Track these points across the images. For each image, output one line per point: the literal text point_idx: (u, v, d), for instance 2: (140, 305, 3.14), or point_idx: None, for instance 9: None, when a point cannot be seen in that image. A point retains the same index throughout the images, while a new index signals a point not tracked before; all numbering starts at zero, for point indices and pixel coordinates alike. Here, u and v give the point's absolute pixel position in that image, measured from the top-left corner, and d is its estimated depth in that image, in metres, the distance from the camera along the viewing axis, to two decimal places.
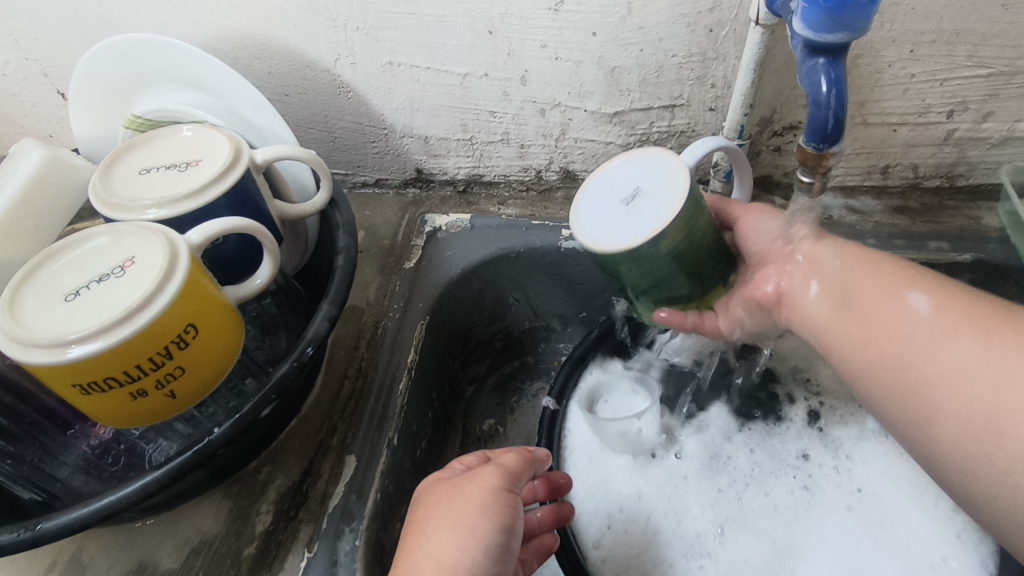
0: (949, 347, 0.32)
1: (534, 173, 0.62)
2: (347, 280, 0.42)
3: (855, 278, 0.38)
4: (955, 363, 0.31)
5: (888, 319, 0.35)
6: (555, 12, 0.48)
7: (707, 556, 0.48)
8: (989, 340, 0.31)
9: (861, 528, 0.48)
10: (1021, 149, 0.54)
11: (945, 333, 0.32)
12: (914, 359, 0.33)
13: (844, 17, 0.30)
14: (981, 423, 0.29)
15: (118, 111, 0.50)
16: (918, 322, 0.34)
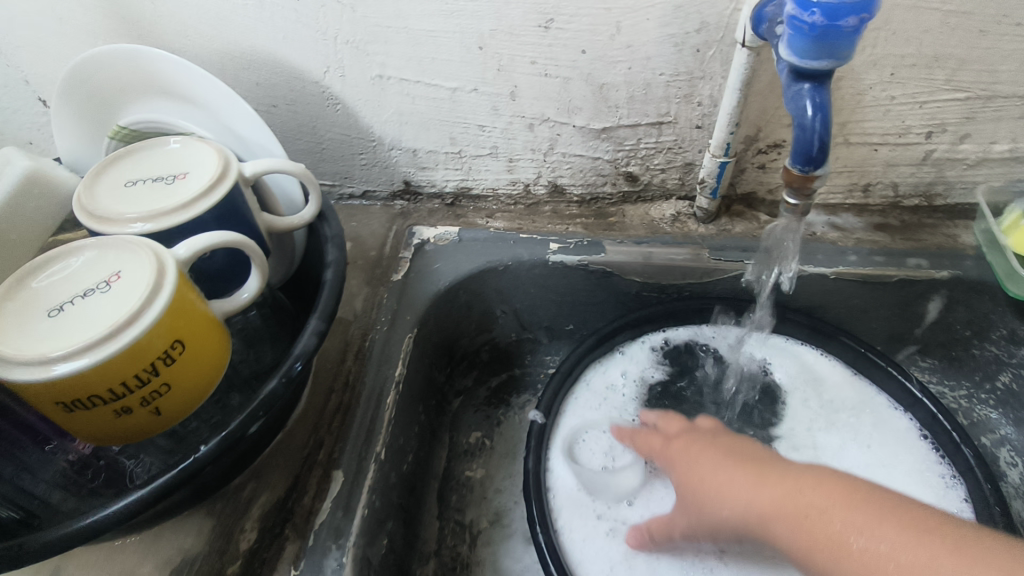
0: (843, 524, 0.37)
1: (522, 187, 0.63)
2: (336, 294, 0.42)
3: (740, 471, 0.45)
4: (847, 524, 0.37)
5: (734, 507, 0.44)
6: (545, 29, 0.49)
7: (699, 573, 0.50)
8: (852, 510, 0.38)
9: None
10: (996, 170, 0.55)
11: (839, 515, 0.38)
12: (844, 541, 0.37)
13: (827, 45, 0.31)
14: (862, 566, 0.35)
15: (100, 122, 0.49)
16: (826, 498, 0.39)
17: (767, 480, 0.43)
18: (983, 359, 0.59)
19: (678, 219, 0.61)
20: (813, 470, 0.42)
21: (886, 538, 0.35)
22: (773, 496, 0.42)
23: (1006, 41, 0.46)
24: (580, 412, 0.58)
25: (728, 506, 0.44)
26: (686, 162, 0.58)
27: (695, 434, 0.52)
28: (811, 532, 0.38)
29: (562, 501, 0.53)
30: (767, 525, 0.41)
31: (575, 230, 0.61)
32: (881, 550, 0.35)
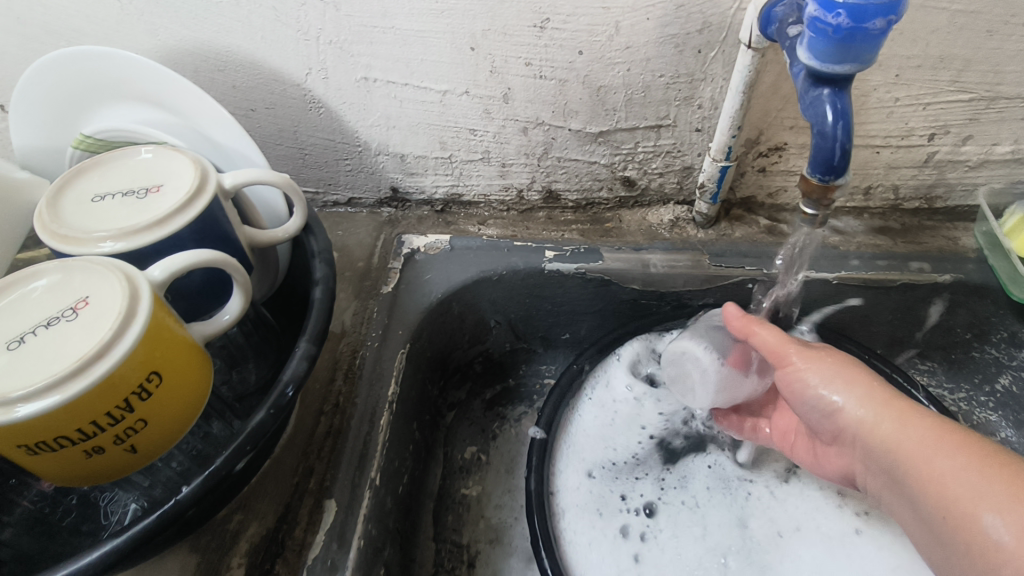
0: (944, 461, 0.35)
1: (515, 193, 0.60)
2: (326, 314, 0.39)
3: (886, 412, 0.40)
4: (974, 484, 0.33)
5: (899, 442, 0.38)
6: (541, 29, 0.46)
7: None
8: (983, 467, 0.34)
9: (860, 549, 0.48)
10: (997, 172, 0.54)
11: (937, 449, 0.36)
12: (940, 473, 0.35)
13: (849, 48, 0.29)
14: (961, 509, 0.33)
15: (62, 126, 0.46)
16: (939, 449, 0.36)
17: (890, 405, 0.40)
18: (983, 362, 0.58)
19: (676, 225, 0.59)
20: (914, 430, 0.38)
21: (1013, 523, 0.31)
22: (877, 407, 0.40)
23: (1012, 41, 0.45)
24: (583, 421, 0.55)
25: (894, 431, 0.39)
26: (685, 166, 0.56)
27: (822, 352, 0.45)
28: (915, 460, 0.37)
29: (566, 506, 0.50)
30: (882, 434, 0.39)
31: (571, 237, 0.59)
32: (957, 476, 0.34)
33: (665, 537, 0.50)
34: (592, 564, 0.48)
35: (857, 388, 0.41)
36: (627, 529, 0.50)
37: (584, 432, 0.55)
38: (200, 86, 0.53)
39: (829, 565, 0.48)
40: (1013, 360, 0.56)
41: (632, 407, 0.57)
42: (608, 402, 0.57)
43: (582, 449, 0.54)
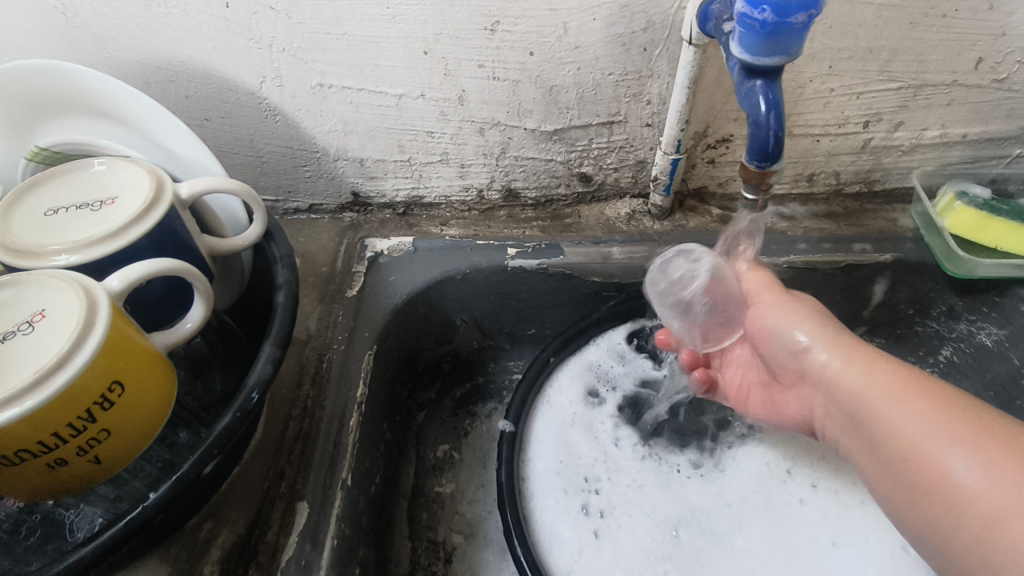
0: (909, 405, 0.36)
1: (475, 193, 0.61)
2: (290, 317, 0.39)
3: (852, 359, 0.40)
4: (942, 427, 0.34)
5: (870, 386, 0.38)
6: (491, 32, 0.48)
7: (671, 559, 0.49)
8: (953, 411, 0.34)
9: (815, 519, 0.51)
10: (928, 155, 0.58)
11: (890, 397, 0.37)
12: (903, 416, 0.36)
13: (777, 41, 0.31)
14: (925, 446, 0.34)
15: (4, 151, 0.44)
16: (905, 391, 0.37)
17: (857, 348, 0.41)
18: (926, 335, 0.62)
19: (633, 218, 0.61)
20: (879, 375, 0.38)
21: (977, 463, 0.32)
22: (840, 348, 0.41)
23: (933, 32, 0.48)
24: (550, 408, 0.56)
25: (865, 375, 0.39)
26: (638, 160, 0.58)
27: (791, 295, 0.46)
28: (872, 409, 0.37)
29: (533, 488, 0.51)
30: (854, 376, 0.39)
31: (531, 234, 0.60)
32: (927, 416, 0.35)
33: (625, 516, 0.51)
34: (560, 552, 0.48)
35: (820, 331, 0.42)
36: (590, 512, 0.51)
37: (550, 415, 0.55)
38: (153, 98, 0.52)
39: (788, 533, 0.50)
40: (953, 331, 0.60)
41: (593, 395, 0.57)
42: (572, 385, 0.57)
43: (545, 437, 0.54)
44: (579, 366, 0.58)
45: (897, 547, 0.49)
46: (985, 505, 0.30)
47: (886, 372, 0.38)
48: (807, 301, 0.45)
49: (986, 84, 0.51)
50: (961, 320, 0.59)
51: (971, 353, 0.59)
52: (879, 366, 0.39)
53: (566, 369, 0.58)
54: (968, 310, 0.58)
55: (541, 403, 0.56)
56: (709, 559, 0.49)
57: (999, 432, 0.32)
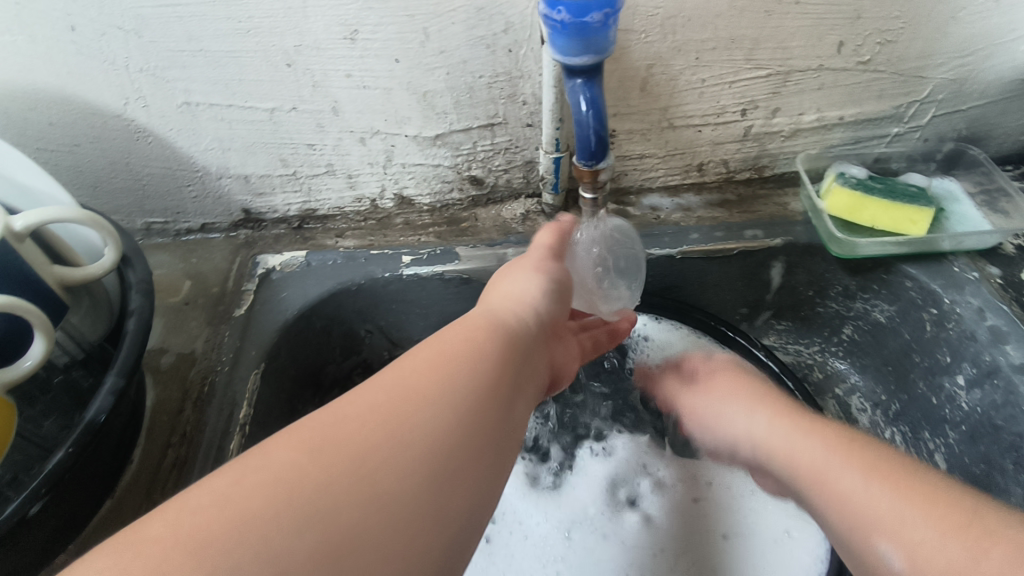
0: (838, 479, 0.38)
1: (369, 203, 0.61)
2: (139, 344, 0.39)
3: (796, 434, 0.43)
4: (870, 500, 0.36)
5: (807, 457, 0.41)
6: (352, 41, 0.47)
7: (561, 560, 0.53)
8: (872, 477, 0.36)
9: (706, 510, 0.56)
10: (810, 139, 0.58)
11: (835, 464, 0.39)
12: (839, 489, 0.37)
13: (586, 40, 0.31)
14: (859, 514, 0.36)
15: None
16: (833, 462, 0.39)
17: (785, 417, 0.45)
18: (827, 315, 0.63)
19: (528, 218, 0.61)
20: (807, 448, 0.41)
21: (901, 545, 0.33)
22: (771, 418, 0.46)
23: (790, 19, 0.48)
24: None
25: (800, 448, 0.42)
26: (526, 160, 0.58)
27: (727, 380, 0.52)
28: (814, 473, 0.40)
29: None
30: (793, 450, 0.42)
31: (427, 240, 0.60)
32: (855, 491, 0.36)
33: (518, 521, 0.56)
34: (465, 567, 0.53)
35: (756, 417, 0.47)
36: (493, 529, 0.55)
37: None
38: (14, 127, 0.51)
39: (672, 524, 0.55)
40: (850, 309, 0.60)
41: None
42: None
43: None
44: None
45: (783, 531, 0.54)
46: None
47: (817, 439, 0.41)
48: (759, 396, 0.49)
49: (852, 66, 0.52)
50: (855, 299, 0.59)
51: (869, 330, 0.61)
52: (816, 437, 0.41)
53: None
54: (861, 288, 0.59)
55: None
56: (595, 558, 0.53)
57: (922, 498, 0.34)
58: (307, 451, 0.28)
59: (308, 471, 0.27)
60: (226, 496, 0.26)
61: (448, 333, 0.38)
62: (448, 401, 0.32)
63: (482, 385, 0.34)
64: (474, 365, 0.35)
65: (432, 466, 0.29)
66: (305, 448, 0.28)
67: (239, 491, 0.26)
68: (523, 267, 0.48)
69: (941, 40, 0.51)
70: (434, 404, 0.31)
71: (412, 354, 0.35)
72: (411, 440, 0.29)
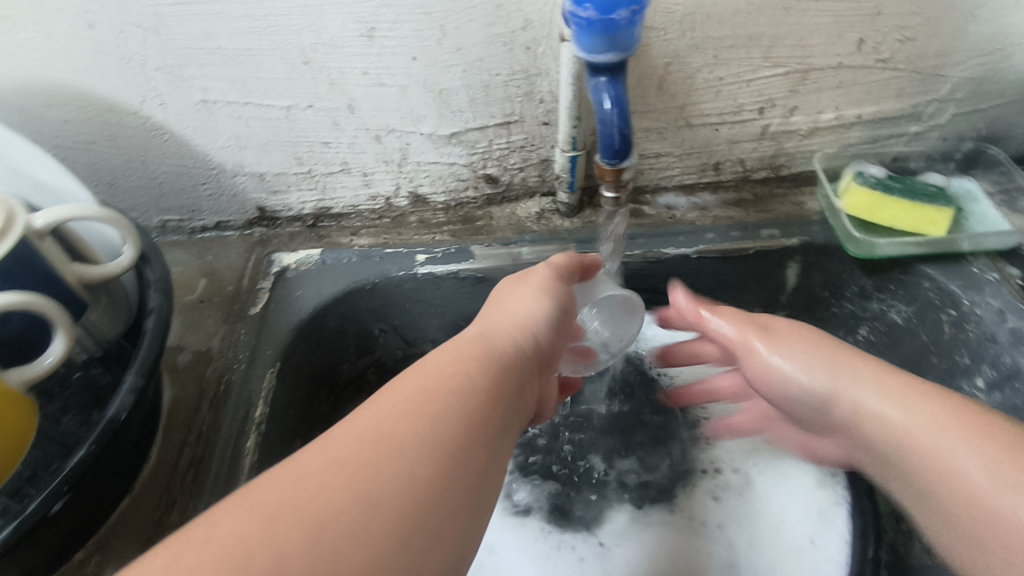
0: (958, 448, 0.38)
1: (384, 201, 0.61)
2: (158, 342, 0.38)
3: (892, 393, 0.42)
4: (998, 472, 0.36)
5: (913, 418, 0.41)
6: (369, 38, 0.47)
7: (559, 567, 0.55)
8: (998, 453, 0.36)
9: (724, 521, 0.57)
10: (828, 138, 0.58)
11: (935, 429, 0.39)
12: (954, 457, 0.38)
13: (611, 37, 0.31)
14: (979, 482, 0.36)
15: None
16: (948, 430, 0.39)
17: (886, 378, 0.43)
18: (844, 316, 0.62)
19: (543, 217, 0.61)
20: (916, 408, 0.41)
21: None
22: (876, 376, 0.44)
23: (810, 16, 0.48)
24: None
25: (907, 407, 0.41)
26: (542, 159, 0.58)
27: (788, 327, 0.48)
28: (906, 440, 0.41)
29: None
30: (890, 412, 0.42)
31: (442, 239, 0.60)
32: (974, 458, 0.37)
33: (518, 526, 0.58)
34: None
35: (845, 372, 0.44)
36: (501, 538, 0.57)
37: None
38: (31, 125, 0.51)
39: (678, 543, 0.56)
40: (867, 310, 0.60)
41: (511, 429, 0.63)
42: None
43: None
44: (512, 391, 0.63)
45: (808, 540, 0.54)
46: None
47: (920, 404, 0.41)
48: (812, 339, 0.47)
49: (872, 64, 0.52)
50: (873, 299, 0.59)
51: (885, 331, 0.60)
52: (919, 398, 0.41)
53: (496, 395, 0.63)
54: (878, 288, 0.58)
55: None
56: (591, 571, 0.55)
57: None
58: (268, 503, 0.26)
59: (271, 525, 0.25)
60: (190, 544, 0.25)
61: (430, 361, 0.36)
62: (429, 440, 0.30)
63: (462, 423, 0.32)
64: (457, 393, 0.33)
65: (409, 519, 0.27)
66: (274, 495, 0.27)
67: (199, 551, 0.25)
68: (526, 283, 0.45)
69: (961, 37, 0.50)
70: (415, 443, 0.30)
71: (387, 394, 0.33)
72: (389, 484, 0.28)
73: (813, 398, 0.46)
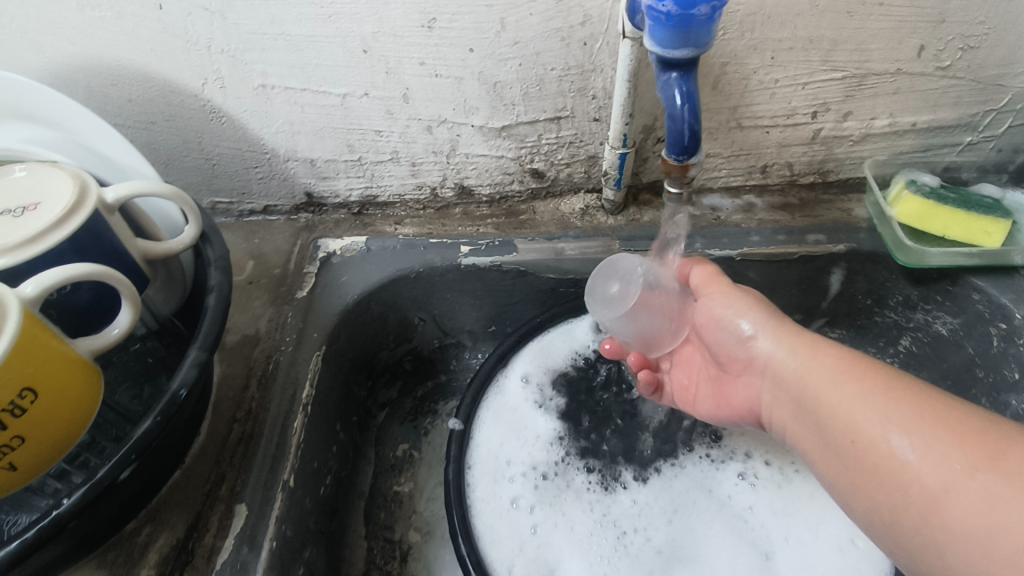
0: (848, 392, 0.37)
1: (429, 191, 0.61)
2: (219, 319, 0.39)
3: (793, 346, 0.41)
4: (895, 423, 0.34)
5: (812, 374, 0.39)
6: (429, 29, 0.47)
7: (613, 567, 0.48)
8: (890, 399, 0.35)
9: (802, 524, 0.50)
10: (880, 145, 0.57)
11: (837, 377, 0.38)
12: (842, 404, 0.37)
13: (687, 33, 0.31)
14: (878, 429, 0.35)
15: None
16: (845, 381, 0.37)
17: (798, 337, 0.42)
18: (885, 325, 0.61)
19: (587, 213, 0.61)
20: (811, 364, 0.40)
21: (911, 452, 0.33)
22: (783, 338, 0.42)
23: (872, 21, 0.47)
24: (509, 390, 0.57)
25: (804, 363, 0.40)
26: (590, 155, 0.58)
27: (739, 291, 0.46)
28: (818, 394, 0.38)
29: (480, 452, 0.53)
30: (796, 365, 0.40)
31: (485, 231, 0.60)
32: (866, 405, 0.36)
33: (564, 514, 0.51)
34: (486, 486, 0.51)
35: (773, 322, 0.43)
36: (522, 502, 0.51)
37: (506, 397, 0.56)
38: (96, 103, 0.52)
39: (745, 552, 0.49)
40: (911, 320, 0.59)
41: (546, 390, 0.57)
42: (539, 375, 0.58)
43: (494, 424, 0.55)
44: (546, 354, 0.59)
45: (845, 541, 0.48)
46: (930, 485, 0.32)
47: (823, 358, 0.39)
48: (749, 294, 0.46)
49: (931, 71, 0.51)
50: (917, 309, 0.58)
51: (929, 342, 0.59)
52: (826, 354, 0.40)
53: (524, 361, 0.58)
54: (924, 298, 0.57)
55: (498, 396, 0.56)
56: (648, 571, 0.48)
57: (947, 423, 0.33)
58: None
59: None
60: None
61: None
62: None
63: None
64: None
65: None
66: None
67: None
68: None
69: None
70: None
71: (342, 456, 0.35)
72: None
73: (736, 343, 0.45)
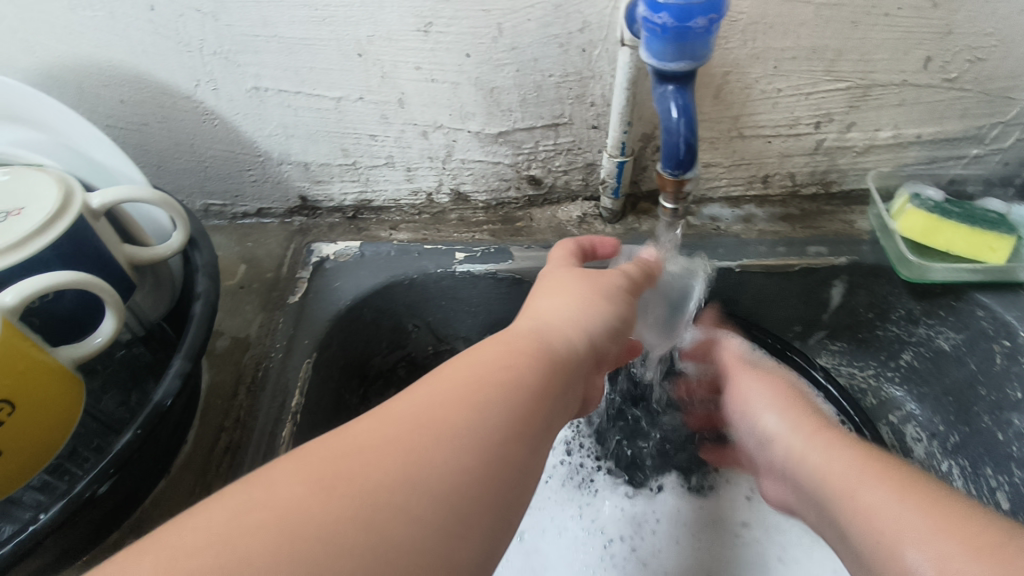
0: (867, 492, 0.36)
1: (425, 196, 0.60)
2: (205, 328, 0.39)
3: (817, 442, 0.42)
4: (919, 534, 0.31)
5: (836, 467, 0.39)
6: (425, 33, 0.46)
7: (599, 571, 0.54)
8: (906, 498, 0.34)
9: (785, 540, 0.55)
10: (884, 156, 0.56)
11: (846, 472, 0.38)
12: (862, 501, 0.36)
13: (683, 45, 0.30)
14: (895, 533, 0.33)
15: None
16: (865, 476, 0.37)
17: (823, 433, 0.43)
18: (887, 340, 0.61)
19: (584, 221, 0.60)
20: (836, 458, 0.40)
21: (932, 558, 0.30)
22: (809, 434, 0.44)
23: (877, 31, 0.46)
24: None
25: (826, 456, 0.40)
26: (587, 163, 0.57)
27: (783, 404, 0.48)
28: (841, 489, 0.38)
29: None
30: (817, 456, 0.41)
31: (481, 238, 0.59)
32: (883, 509, 0.34)
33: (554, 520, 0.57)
34: None
35: (791, 417, 0.46)
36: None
37: None
38: (87, 103, 0.51)
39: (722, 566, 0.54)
40: (912, 335, 0.58)
41: None
42: None
43: None
44: None
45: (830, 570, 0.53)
46: None
47: (846, 450, 0.40)
48: (784, 394, 0.49)
49: (937, 83, 0.50)
50: (919, 324, 0.57)
51: (931, 357, 0.58)
52: (851, 449, 0.40)
53: None
54: (926, 313, 0.56)
55: None
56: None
57: (972, 530, 0.30)
58: (387, 436, 0.28)
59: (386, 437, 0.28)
60: (246, 504, 0.25)
61: (482, 349, 0.34)
62: (462, 442, 0.28)
63: (505, 421, 0.30)
64: (480, 423, 0.29)
65: (454, 495, 0.27)
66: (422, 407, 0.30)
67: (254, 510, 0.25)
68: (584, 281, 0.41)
69: None
70: (456, 442, 0.28)
71: (441, 372, 0.32)
72: (434, 467, 0.27)
73: (762, 437, 0.48)
